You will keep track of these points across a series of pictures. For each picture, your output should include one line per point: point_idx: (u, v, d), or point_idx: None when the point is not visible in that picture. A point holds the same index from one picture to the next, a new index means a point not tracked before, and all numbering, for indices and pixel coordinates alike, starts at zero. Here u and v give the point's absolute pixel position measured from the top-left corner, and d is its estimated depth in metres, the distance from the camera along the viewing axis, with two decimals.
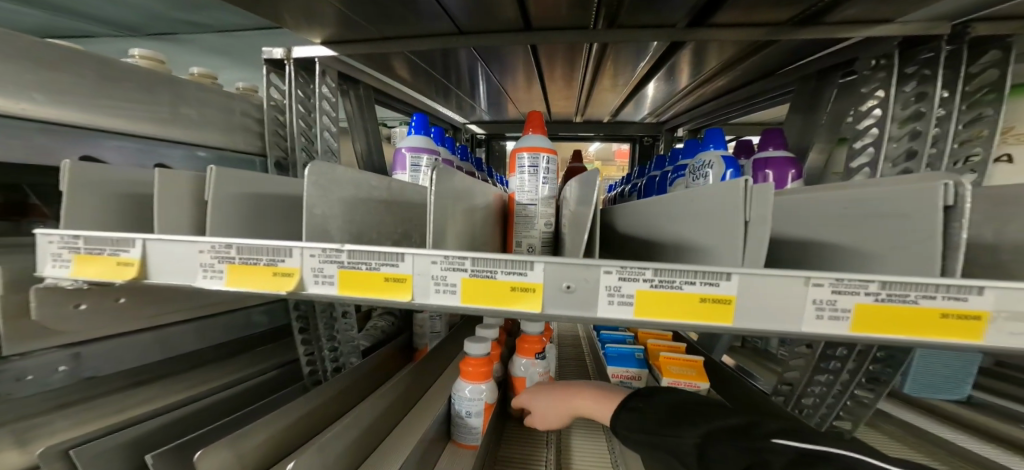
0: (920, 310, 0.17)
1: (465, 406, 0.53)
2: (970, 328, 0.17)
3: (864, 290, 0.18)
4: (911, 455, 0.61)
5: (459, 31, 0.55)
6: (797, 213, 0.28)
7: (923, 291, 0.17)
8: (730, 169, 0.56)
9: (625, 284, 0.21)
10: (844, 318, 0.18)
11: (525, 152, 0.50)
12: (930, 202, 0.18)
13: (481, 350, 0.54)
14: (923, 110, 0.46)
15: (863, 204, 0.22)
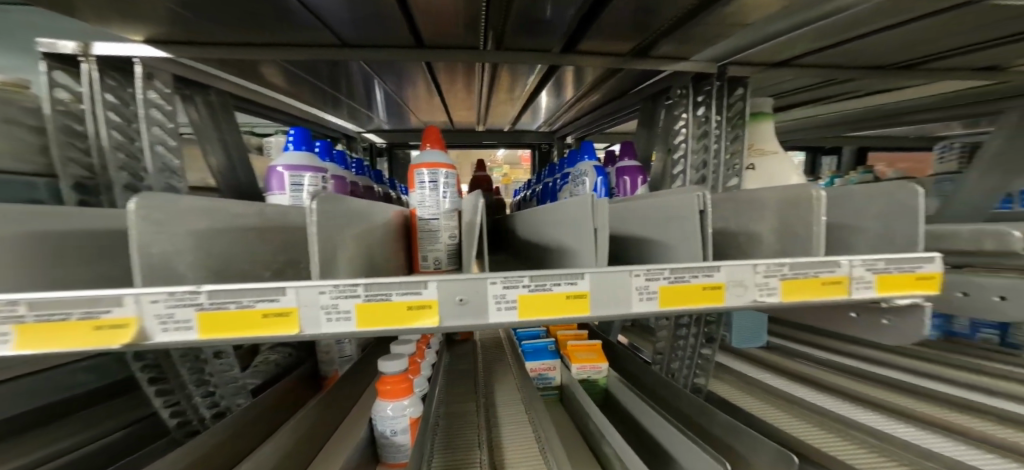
0: (692, 285, 0.26)
1: (389, 425, 0.53)
2: (714, 294, 0.26)
3: (661, 276, 0.25)
4: (740, 397, 0.81)
5: (344, 43, 0.52)
6: (636, 210, 0.37)
7: (692, 272, 0.26)
8: (599, 177, 0.69)
9: (508, 291, 0.24)
10: (653, 297, 0.26)
11: (424, 168, 0.51)
12: (695, 207, 0.27)
13: (398, 366, 0.54)
14: (708, 130, 0.65)
15: (668, 208, 0.31)
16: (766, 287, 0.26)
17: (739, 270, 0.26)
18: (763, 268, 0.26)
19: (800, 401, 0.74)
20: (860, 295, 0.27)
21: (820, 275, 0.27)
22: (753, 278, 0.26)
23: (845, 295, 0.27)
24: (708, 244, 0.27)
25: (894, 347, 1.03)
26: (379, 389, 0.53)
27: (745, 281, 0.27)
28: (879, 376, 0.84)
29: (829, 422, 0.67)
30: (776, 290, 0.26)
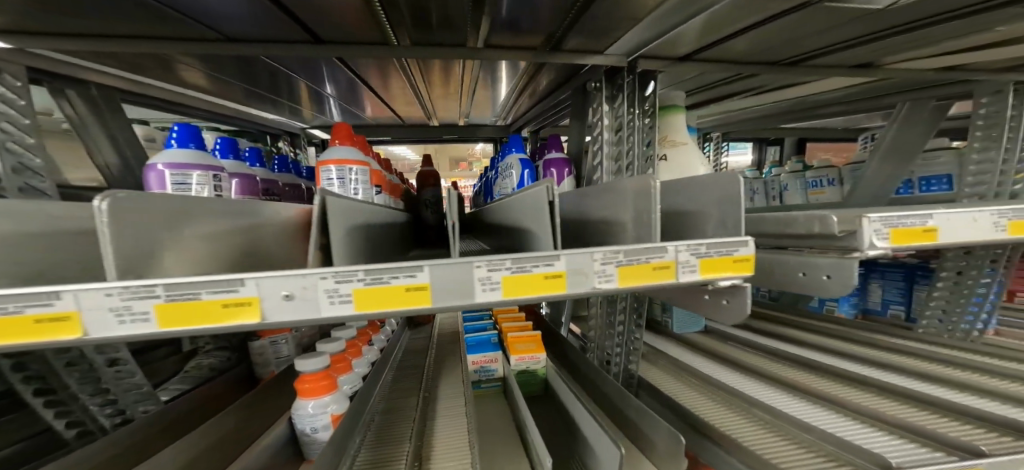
0: (534, 274, 0.28)
1: (308, 423, 0.51)
2: (554, 281, 0.28)
3: (503, 266, 0.27)
4: (663, 381, 0.82)
5: (225, 36, 0.49)
6: (524, 203, 0.40)
7: (532, 261, 0.28)
8: (525, 169, 0.71)
9: (341, 286, 0.25)
10: (496, 286, 0.27)
11: (332, 165, 0.50)
12: (547, 198, 0.32)
13: (320, 363, 0.52)
14: (623, 122, 0.68)
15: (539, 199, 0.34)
16: (605, 273, 0.29)
17: (581, 258, 0.29)
18: (601, 256, 0.29)
19: (713, 382, 0.75)
20: (686, 279, 0.31)
21: (651, 260, 0.30)
22: (593, 265, 0.29)
23: (671, 279, 0.30)
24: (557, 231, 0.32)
25: (814, 326, 1.12)
26: (296, 388, 0.51)
27: (586, 269, 0.29)
28: (793, 356, 0.87)
29: (737, 401, 0.67)
30: (613, 276, 0.29)
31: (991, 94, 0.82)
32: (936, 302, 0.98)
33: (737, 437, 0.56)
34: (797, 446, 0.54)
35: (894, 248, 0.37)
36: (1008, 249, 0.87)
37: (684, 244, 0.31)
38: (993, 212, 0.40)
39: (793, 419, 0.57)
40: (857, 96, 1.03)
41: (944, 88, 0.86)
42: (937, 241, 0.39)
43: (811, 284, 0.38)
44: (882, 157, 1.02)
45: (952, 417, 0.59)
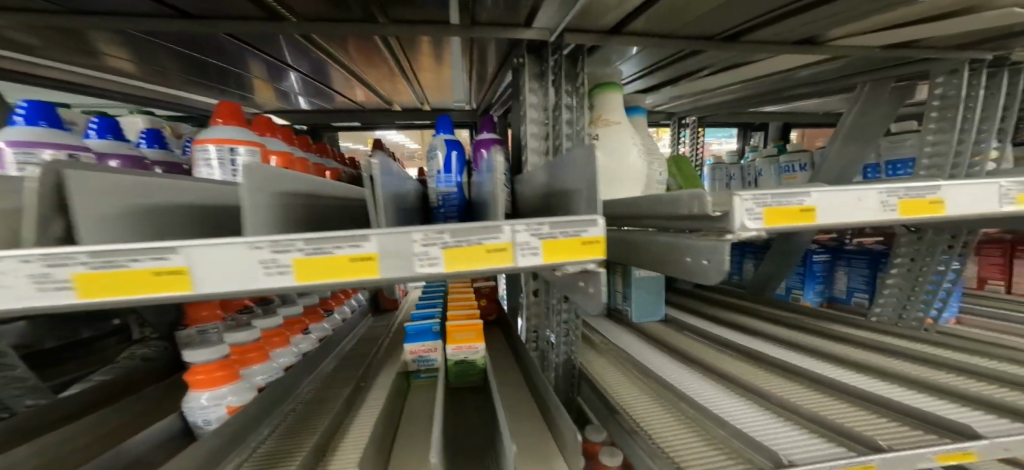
0: (335, 257, 0.23)
1: (199, 415, 0.47)
2: (364, 266, 0.24)
3: (292, 247, 0.22)
4: (604, 374, 0.79)
5: (71, 11, 0.50)
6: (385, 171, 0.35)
7: (333, 243, 0.23)
8: (452, 150, 0.67)
9: (54, 270, 0.19)
10: (285, 271, 0.22)
11: (210, 144, 0.45)
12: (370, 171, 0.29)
13: (214, 354, 0.47)
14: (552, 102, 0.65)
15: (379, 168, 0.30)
16: (428, 257, 0.25)
17: (397, 240, 0.25)
18: (421, 237, 0.25)
19: (652, 375, 0.73)
20: (527, 263, 0.27)
21: (484, 242, 0.26)
22: (413, 248, 0.25)
23: (510, 264, 0.27)
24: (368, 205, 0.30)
25: (773, 314, 1.09)
26: (187, 380, 0.47)
27: (407, 252, 0.25)
28: (741, 346, 0.84)
29: (667, 395, 0.66)
30: (438, 260, 0.26)
31: (946, 74, 0.79)
32: (890, 290, 0.92)
33: (650, 435, 0.55)
34: (706, 443, 0.52)
35: (768, 228, 0.33)
36: (965, 232, 0.81)
37: (525, 224, 0.27)
38: (883, 192, 0.33)
39: (707, 415, 0.56)
40: (821, 75, 0.99)
41: (901, 67, 0.82)
42: (817, 223, 0.32)
43: (695, 270, 0.36)
44: (842, 141, 0.97)
45: (867, 410, 0.56)
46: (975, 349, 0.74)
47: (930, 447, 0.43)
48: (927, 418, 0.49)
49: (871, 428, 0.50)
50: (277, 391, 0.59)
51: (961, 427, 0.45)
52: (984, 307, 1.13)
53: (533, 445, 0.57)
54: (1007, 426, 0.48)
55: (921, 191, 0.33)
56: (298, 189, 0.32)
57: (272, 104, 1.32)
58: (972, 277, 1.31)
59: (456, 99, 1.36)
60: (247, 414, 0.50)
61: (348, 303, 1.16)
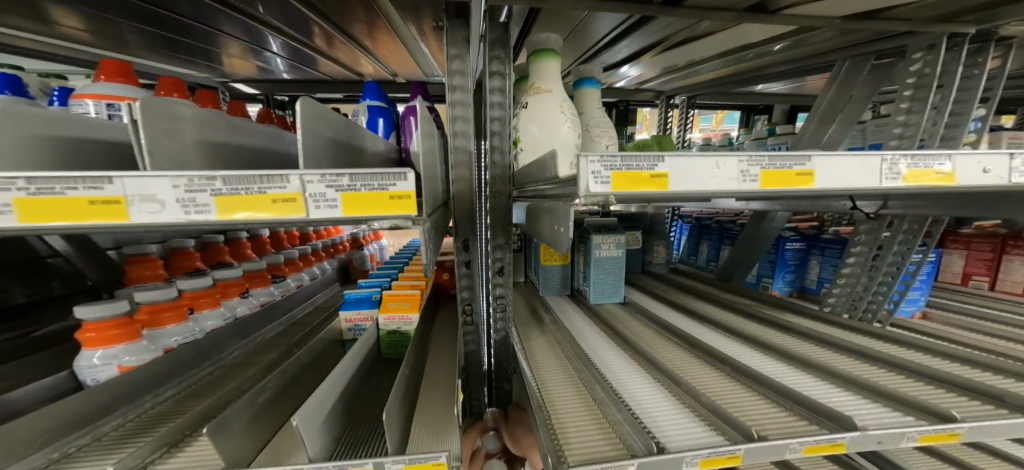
0: (69, 199, 0.27)
1: (89, 374, 0.50)
2: (106, 209, 0.27)
3: (10, 187, 0.26)
4: (540, 351, 0.79)
5: None
6: (213, 119, 0.34)
7: (62, 184, 0.27)
8: (378, 118, 0.68)
9: None
10: (5, 211, 0.26)
11: (89, 100, 0.48)
12: (139, 114, 0.27)
13: (100, 313, 0.49)
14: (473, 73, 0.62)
15: (165, 108, 0.28)
16: (197, 204, 0.27)
17: (144, 185, 0.27)
18: (184, 183, 0.27)
19: (584, 357, 0.72)
20: (322, 212, 0.28)
21: (269, 191, 0.28)
22: (173, 194, 0.27)
23: (302, 215, 0.28)
24: (143, 154, 0.28)
25: (733, 301, 1.06)
26: (79, 337, 0.50)
27: (163, 197, 0.27)
28: (682, 332, 0.83)
29: (584, 376, 0.66)
30: (208, 207, 0.28)
31: (922, 49, 0.71)
32: (847, 279, 0.88)
33: (551, 411, 0.56)
34: (601, 423, 0.53)
35: (615, 193, 0.31)
36: (935, 221, 0.75)
37: (319, 176, 0.28)
38: (743, 160, 0.31)
39: (610, 399, 0.56)
40: (799, 50, 0.92)
41: (878, 42, 0.75)
42: (667, 190, 0.31)
43: (561, 234, 0.36)
44: (818, 120, 0.91)
45: (770, 401, 0.55)
46: (917, 345, 0.70)
47: (800, 438, 0.45)
48: (824, 411, 0.49)
49: (760, 418, 0.51)
50: (187, 355, 0.62)
51: (840, 418, 0.46)
52: (962, 304, 1.07)
53: (434, 406, 0.57)
54: (896, 419, 0.48)
55: (787, 161, 0.31)
56: (84, 135, 0.38)
57: (242, 74, 1.30)
58: (958, 273, 1.24)
59: (424, 71, 1.32)
60: (139, 376, 0.53)
61: (310, 271, 1.17)
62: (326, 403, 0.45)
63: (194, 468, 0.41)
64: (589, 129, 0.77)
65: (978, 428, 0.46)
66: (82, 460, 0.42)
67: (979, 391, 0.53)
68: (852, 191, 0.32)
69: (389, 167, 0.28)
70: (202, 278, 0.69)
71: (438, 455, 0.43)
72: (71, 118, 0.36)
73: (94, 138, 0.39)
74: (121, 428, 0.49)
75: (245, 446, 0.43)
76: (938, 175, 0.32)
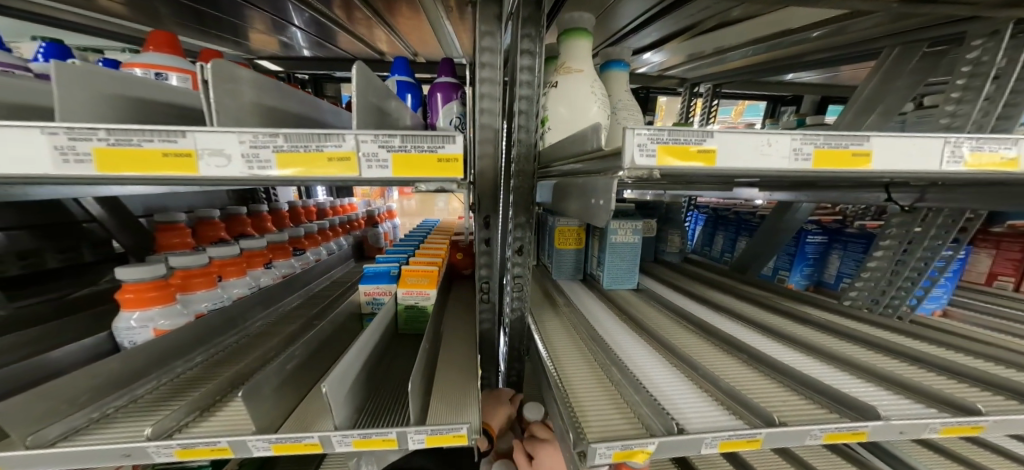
0: (143, 150, 0.28)
1: (126, 336, 0.52)
2: (176, 161, 0.28)
3: (92, 137, 0.27)
4: (555, 331, 0.81)
5: None
6: (269, 82, 0.35)
7: (138, 136, 0.28)
8: (406, 94, 0.67)
9: None
10: (86, 160, 0.27)
11: (139, 68, 0.48)
12: (207, 76, 0.27)
13: (139, 276, 0.52)
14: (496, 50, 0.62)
15: (230, 70, 0.28)
16: (260, 160, 0.28)
17: (212, 139, 0.27)
18: (250, 138, 0.28)
19: (599, 340, 0.73)
20: (374, 173, 0.28)
21: (326, 149, 0.28)
22: (239, 149, 0.28)
23: (355, 174, 0.28)
24: (210, 113, 0.29)
25: (749, 292, 1.05)
26: (118, 298, 0.52)
27: (230, 152, 0.28)
28: (696, 319, 0.84)
29: (601, 358, 0.67)
30: (270, 162, 0.28)
31: (983, 36, 0.65)
32: (870, 274, 0.86)
33: (569, 390, 0.57)
34: (619, 404, 0.54)
35: (660, 167, 0.30)
36: (974, 217, 0.72)
37: (372, 135, 0.28)
38: (797, 137, 0.30)
39: (627, 382, 0.58)
40: (841, 37, 0.87)
41: (930, 29, 0.71)
42: (714, 166, 0.31)
43: (597, 209, 0.36)
44: (855, 112, 0.85)
45: (788, 389, 0.56)
46: (945, 342, 0.68)
47: (821, 425, 0.46)
48: (843, 399, 0.49)
49: (778, 404, 0.52)
50: (217, 321, 0.64)
51: (863, 407, 0.46)
52: (986, 304, 1.05)
53: (453, 382, 0.58)
54: (918, 410, 0.48)
55: (843, 141, 0.30)
56: (159, 99, 0.39)
57: (266, 51, 1.29)
58: (984, 273, 1.21)
59: (446, 50, 1.29)
60: (173, 339, 0.55)
61: (328, 246, 1.19)
62: (347, 378, 0.46)
63: (228, 430, 0.42)
64: (616, 112, 0.75)
65: (1003, 422, 0.45)
66: (121, 421, 0.43)
67: (1004, 388, 0.52)
68: (907, 175, 0.31)
69: (437, 129, 0.29)
70: (228, 247, 0.71)
71: (460, 427, 0.46)
72: (143, 80, 0.37)
73: (168, 102, 0.41)
74: (155, 392, 0.50)
75: (273, 412, 0.44)
76: (1001, 160, 0.31)
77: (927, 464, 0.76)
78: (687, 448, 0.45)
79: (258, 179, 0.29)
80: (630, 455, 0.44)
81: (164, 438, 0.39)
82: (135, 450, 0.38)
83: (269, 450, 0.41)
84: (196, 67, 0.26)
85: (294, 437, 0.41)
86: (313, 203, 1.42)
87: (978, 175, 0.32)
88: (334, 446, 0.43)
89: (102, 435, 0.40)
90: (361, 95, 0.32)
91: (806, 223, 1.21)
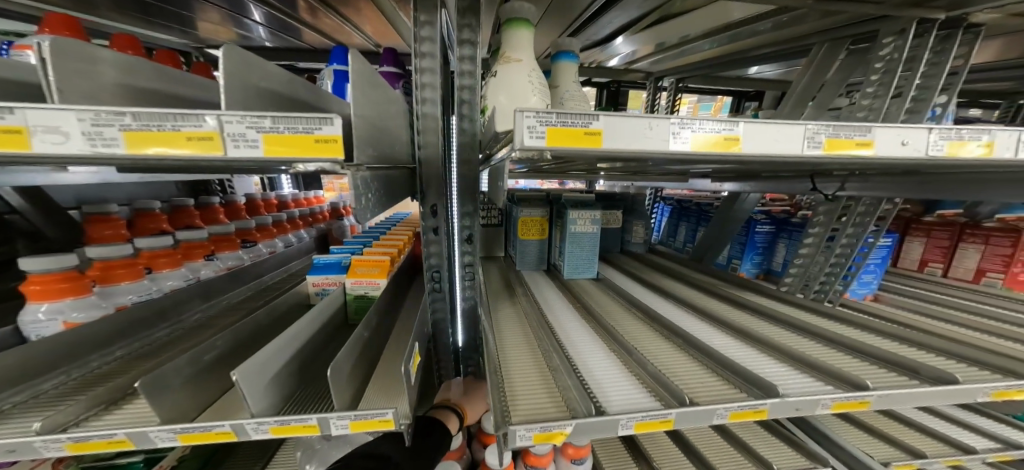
0: None
1: (33, 330, 0.50)
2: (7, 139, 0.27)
3: None
4: (507, 319, 0.82)
5: None
6: (135, 65, 0.34)
7: None
8: (343, 82, 0.65)
9: None
10: None
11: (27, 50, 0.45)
12: (46, 54, 0.26)
13: (44, 267, 0.49)
14: (432, 40, 0.61)
15: (79, 48, 0.28)
16: (104, 138, 0.27)
17: (46, 116, 0.26)
18: (92, 116, 0.27)
19: (547, 329, 0.75)
20: (242, 152, 0.28)
21: (183, 129, 0.28)
22: (79, 127, 0.27)
23: (220, 154, 0.28)
24: (50, 92, 0.28)
25: (700, 280, 1.10)
26: (22, 291, 0.50)
27: (68, 130, 0.27)
28: (643, 306, 0.87)
29: (543, 346, 0.69)
30: (116, 141, 0.27)
31: (893, 34, 0.69)
32: (803, 260, 0.92)
33: (504, 376, 0.59)
34: (550, 389, 0.56)
35: (550, 148, 0.31)
36: (892, 207, 0.77)
37: (238, 117, 0.28)
38: (675, 123, 0.32)
39: (562, 367, 0.59)
40: (781, 34, 0.90)
41: (854, 25, 0.74)
42: (601, 148, 0.32)
43: (498, 193, 0.41)
44: (792, 105, 0.90)
45: (709, 370, 0.59)
46: (863, 325, 0.74)
47: (727, 404, 0.49)
48: (751, 378, 0.53)
49: (696, 385, 0.55)
50: (143, 314, 0.62)
51: (765, 387, 0.50)
52: (914, 289, 1.13)
53: (390, 370, 0.59)
54: (817, 388, 0.52)
55: (718, 126, 0.33)
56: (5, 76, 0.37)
57: (218, 40, 1.22)
58: (916, 259, 1.29)
59: (408, 43, 1.26)
60: (87, 333, 0.53)
61: (285, 239, 1.16)
62: (272, 366, 0.46)
63: (130, 424, 0.41)
64: (563, 103, 0.76)
65: (887, 395, 0.50)
66: (15, 417, 0.41)
67: (899, 365, 0.57)
68: (777, 158, 0.34)
69: (313, 111, 0.29)
70: (161, 238, 0.69)
71: (384, 412, 0.47)
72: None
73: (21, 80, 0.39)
74: (64, 386, 0.48)
75: (184, 403, 0.43)
76: (856, 145, 0.34)
77: (851, 440, 0.82)
78: (605, 430, 0.47)
79: (107, 158, 0.28)
80: (549, 437, 0.46)
81: (54, 432, 0.38)
82: (21, 445, 0.37)
83: (175, 440, 0.41)
84: (34, 45, 0.26)
85: (203, 426, 0.42)
86: (273, 196, 1.38)
87: (840, 159, 0.35)
88: (250, 433, 0.43)
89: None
90: (237, 76, 0.31)
91: (757, 213, 1.26)
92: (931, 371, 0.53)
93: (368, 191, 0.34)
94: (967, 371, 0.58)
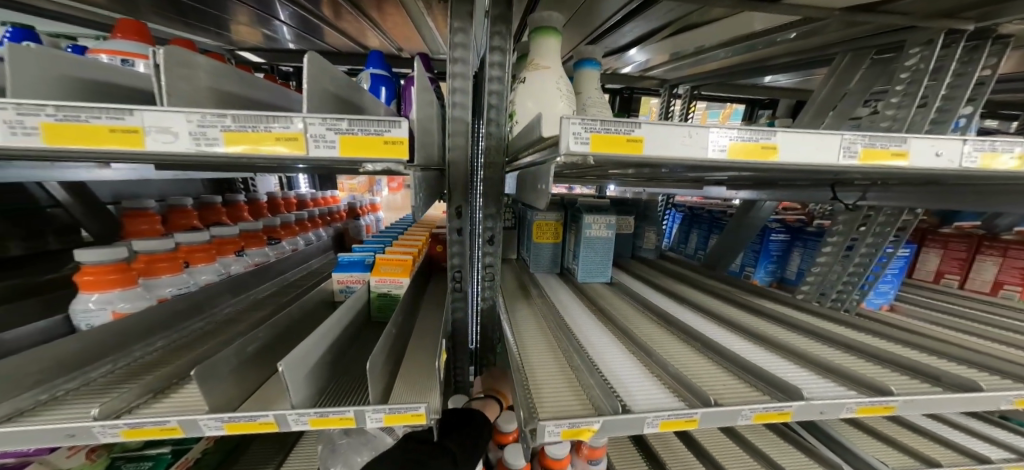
0: (90, 126, 0.30)
1: (83, 318, 0.53)
2: (123, 137, 0.30)
3: (42, 112, 0.29)
4: (528, 321, 0.83)
5: None
6: (223, 69, 0.37)
7: (86, 113, 0.30)
8: (379, 86, 0.67)
9: None
10: (32, 133, 0.29)
11: (104, 55, 0.49)
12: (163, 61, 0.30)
13: (96, 259, 0.53)
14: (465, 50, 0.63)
15: (182, 56, 0.32)
16: (207, 138, 0.30)
17: (160, 118, 0.30)
18: (200, 118, 0.30)
19: (568, 330, 0.75)
20: (320, 151, 0.31)
21: (274, 130, 0.31)
22: (187, 128, 0.30)
23: (302, 153, 0.31)
24: (164, 96, 0.31)
25: (715, 287, 1.10)
26: (77, 280, 0.53)
27: (177, 129, 0.30)
28: (660, 310, 0.87)
29: (565, 346, 0.70)
30: (217, 140, 0.30)
31: (920, 45, 0.70)
32: (820, 268, 0.92)
33: (528, 375, 0.60)
34: (573, 387, 0.57)
35: (593, 153, 0.33)
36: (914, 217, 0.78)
37: (319, 119, 0.31)
38: (714, 131, 0.34)
39: (585, 366, 0.60)
40: (802, 43, 0.92)
41: (880, 35, 0.75)
42: (642, 154, 0.34)
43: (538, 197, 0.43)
44: (811, 114, 0.91)
45: (731, 374, 0.60)
46: (883, 334, 0.74)
47: (751, 406, 0.50)
48: (774, 381, 0.53)
49: (719, 387, 0.56)
50: (183, 305, 0.65)
51: (790, 389, 0.51)
52: (930, 301, 1.12)
53: (418, 367, 0.60)
54: (841, 392, 0.53)
55: (755, 135, 0.35)
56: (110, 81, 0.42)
57: (249, 42, 1.26)
58: (931, 271, 1.29)
59: (430, 47, 1.30)
60: (133, 322, 0.56)
61: (306, 237, 1.19)
62: (311, 358, 0.48)
63: (179, 412, 0.43)
64: (586, 108, 0.78)
65: (910, 402, 0.51)
66: (69, 402, 0.44)
67: (921, 372, 0.58)
68: (814, 165, 0.36)
69: (384, 115, 0.32)
70: (197, 233, 0.73)
71: (417, 406, 0.48)
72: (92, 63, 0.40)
73: (122, 83, 0.44)
74: (110, 374, 0.50)
75: (228, 392, 0.46)
76: (890, 153, 0.36)
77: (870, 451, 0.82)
78: (632, 427, 0.48)
79: (206, 156, 0.32)
80: (577, 433, 0.47)
81: (110, 418, 0.41)
82: (80, 430, 0.40)
83: (222, 429, 0.44)
84: (151, 53, 0.29)
85: (248, 416, 0.44)
86: (293, 194, 1.41)
87: (875, 166, 0.37)
88: (290, 424, 0.45)
89: (44, 417, 0.41)
90: (313, 82, 0.34)
91: (772, 221, 1.26)
92: (953, 378, 0.54)
93: (419, 190, 0.37)
94: (991, 381, 0.58)
